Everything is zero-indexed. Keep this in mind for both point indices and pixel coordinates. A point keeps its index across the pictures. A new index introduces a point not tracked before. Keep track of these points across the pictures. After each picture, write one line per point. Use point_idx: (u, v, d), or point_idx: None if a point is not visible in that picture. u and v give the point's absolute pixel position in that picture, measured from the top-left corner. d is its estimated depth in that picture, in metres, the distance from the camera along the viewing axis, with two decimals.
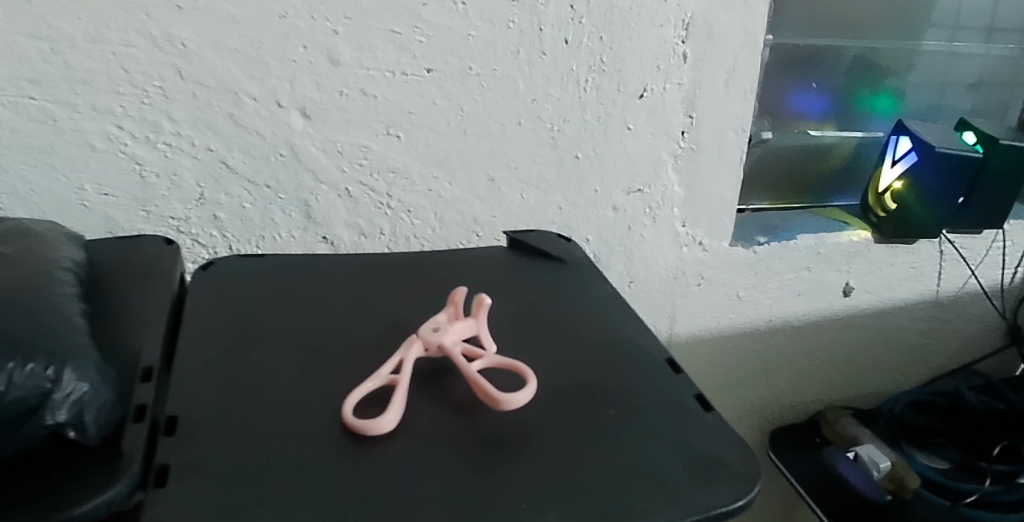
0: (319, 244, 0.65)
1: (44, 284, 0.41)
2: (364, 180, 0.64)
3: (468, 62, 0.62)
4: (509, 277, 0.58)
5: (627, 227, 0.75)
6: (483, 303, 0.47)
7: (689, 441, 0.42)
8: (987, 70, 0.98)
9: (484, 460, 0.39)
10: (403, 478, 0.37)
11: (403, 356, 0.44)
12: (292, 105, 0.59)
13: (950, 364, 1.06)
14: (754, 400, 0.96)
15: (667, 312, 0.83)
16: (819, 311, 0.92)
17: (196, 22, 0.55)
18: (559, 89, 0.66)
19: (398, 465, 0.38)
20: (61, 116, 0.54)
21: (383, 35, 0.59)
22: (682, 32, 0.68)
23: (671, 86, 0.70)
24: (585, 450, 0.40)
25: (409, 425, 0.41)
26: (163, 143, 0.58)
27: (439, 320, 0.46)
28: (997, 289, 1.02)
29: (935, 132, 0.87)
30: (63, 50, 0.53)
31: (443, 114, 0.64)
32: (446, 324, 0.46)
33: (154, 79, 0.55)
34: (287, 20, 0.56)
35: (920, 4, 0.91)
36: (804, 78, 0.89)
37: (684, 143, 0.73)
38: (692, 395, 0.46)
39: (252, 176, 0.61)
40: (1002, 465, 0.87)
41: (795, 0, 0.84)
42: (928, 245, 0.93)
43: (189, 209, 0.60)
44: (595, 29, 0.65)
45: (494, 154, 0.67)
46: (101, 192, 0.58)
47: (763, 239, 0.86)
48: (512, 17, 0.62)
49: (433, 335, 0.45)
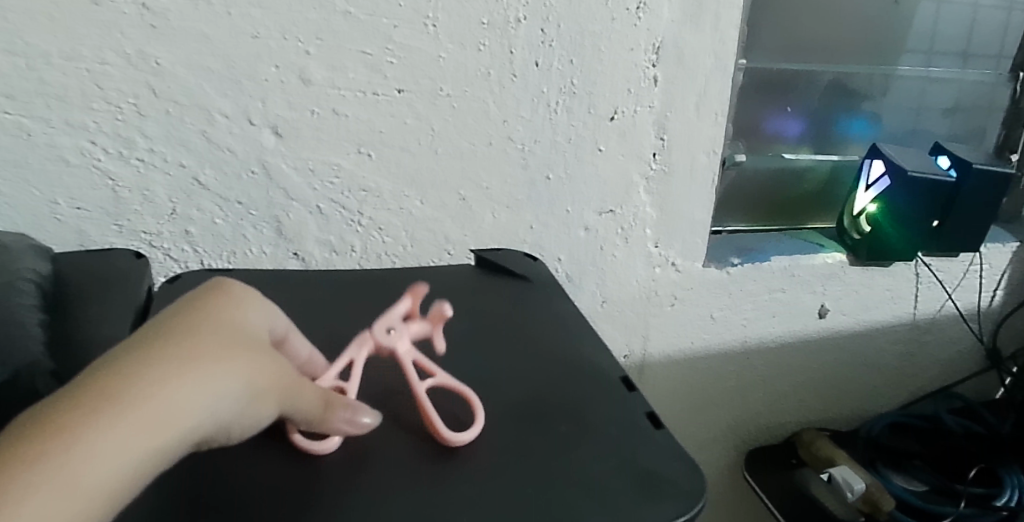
0: (290, 260, 0.66)
1: (5, 293, 0.42)
2: (335, 198, 0.65)
3: (440, 83, 0.64)
4: (475, 294, 0.58)
5: (599, 247, 0.76)
6: (442, 313, 0.45)
7: (639, 457, 0.43)
8: (963, 94, 1.00)
9: (432, 477, 0.40)
10: (348, 495, 0.38)
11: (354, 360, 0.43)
12: (264, 123, 0.60)
13: (928, 387, 1.07)
14: (730, 420, 0.97)
15: (640, 332, 0.83)
16: (795, 332, 0.93)
17: (169, 41, 0.56)
18: (530, 110, 0.67)
19: (346, 481, 0.39)
20: (35, 130, 0.55)
21: (355, 56, 0.60)
22: (652, 56, 0.69)
23: (642, 109, 0.71)
24: (530, 468, 0.41)
25: (362, 439, 0.42)
26: (136, 159, 0.59)
27: (396, 320, 0.44)
28: (975, 312, 1.02)
29: (909, 157, 0.88)
30: (38, 66, 0.54)
31: (414, 133, 0.65)
32: (402, 326, 0.45)
33: (128, 96, 0.57)
34: (259, 39, 0.58)
35: (895, 29, 0.92)
36: (781, 102, 0.90)
37: (656, 164, 0.74)
38: (644, 412, 0.46)
39: (224, 192, 0.62)
40: (977, 487, 0.88)
41: (771, 26, 0.86)
42: (904, 268, 0.94)
43: (162, 224, 0.61)
44: (566, 52, 0.66)
45: (465, 174, 0.68)
46: (74, 205, 0.58)
47: (737, 259, 0.86)
48: (483, 40, 0.63)
49: (387, 340, 0.44)
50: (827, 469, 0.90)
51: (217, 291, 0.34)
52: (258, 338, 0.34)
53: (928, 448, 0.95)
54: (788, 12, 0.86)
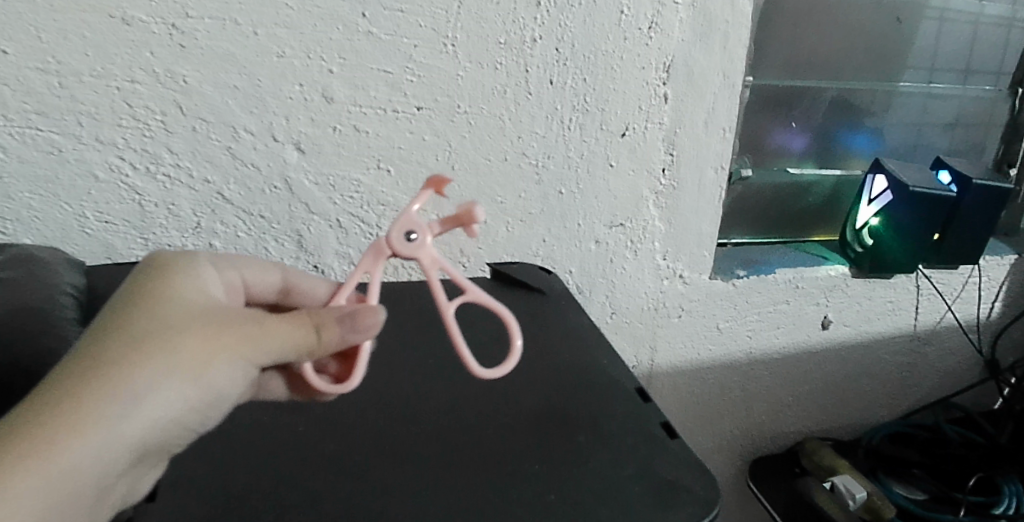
0: (310, 272, 0.68)
1: (48, 309, 0.43)
2: (354, 212, 0.66)
3: (457, 101, 0.65)
4: (492, 306, 0.60)
5: (609, 260, 0.78)
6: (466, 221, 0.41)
7: (655, 466, 0.44)
8: (964, 109, 1.02)
9: (460, 493, 0.41)
10: (380, 513, 0.40)
11: (371, 272, 0.43)
12: (287, 140, 0.62)
13: (929, 397, 1.08)
14: (734, 430, 0.98)
15: (648, 343, 0.85)
16: (798, 343, 0.95)
17: (197, 60, 0.57)
18: (544, 127, 0.69)
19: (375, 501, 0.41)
20: (66, 147, 0.57)
21: (376, 74, 0.62)
22: (663, 74, 0.71)
23: (652, 125, 0.73)
24: (552, 480, 0.42)
25: (391, 454, 0.44)
26: (163, 174, 0.60)
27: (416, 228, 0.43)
28: (975, 323, 1.04)
29: (911, 172, 0.90)
30: (70, 84, 0.55)
31: (432, 149, 0.66)
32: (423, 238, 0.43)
33: (156, 113, 0.58)
34: (284, 59, 0.59)
35: (898, 47, 0.94)
36: (785, 117, 0.92)
37: (665, 180, 0.76)
38: (658, 422, 0.48)
39: (247, 207, 0.63)
40: (977, 496, 0.90)
41: (777, 44, 0.87)
42: (905, 281, 0.96)
43: (186, 238, 0.63)
44: (579, 70, 0.68)
45: (481, 189, 0.69)
46: (101, 219, 0.60)
47: (743, 272, 0.88)
48: (499, 59, 0.65)
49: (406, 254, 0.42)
50: (829, 477, 0.92)
51: (167, 272, 0.40)
52: (200, 307, 0.38)
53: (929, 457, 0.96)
54: (794, 30, 0.88)
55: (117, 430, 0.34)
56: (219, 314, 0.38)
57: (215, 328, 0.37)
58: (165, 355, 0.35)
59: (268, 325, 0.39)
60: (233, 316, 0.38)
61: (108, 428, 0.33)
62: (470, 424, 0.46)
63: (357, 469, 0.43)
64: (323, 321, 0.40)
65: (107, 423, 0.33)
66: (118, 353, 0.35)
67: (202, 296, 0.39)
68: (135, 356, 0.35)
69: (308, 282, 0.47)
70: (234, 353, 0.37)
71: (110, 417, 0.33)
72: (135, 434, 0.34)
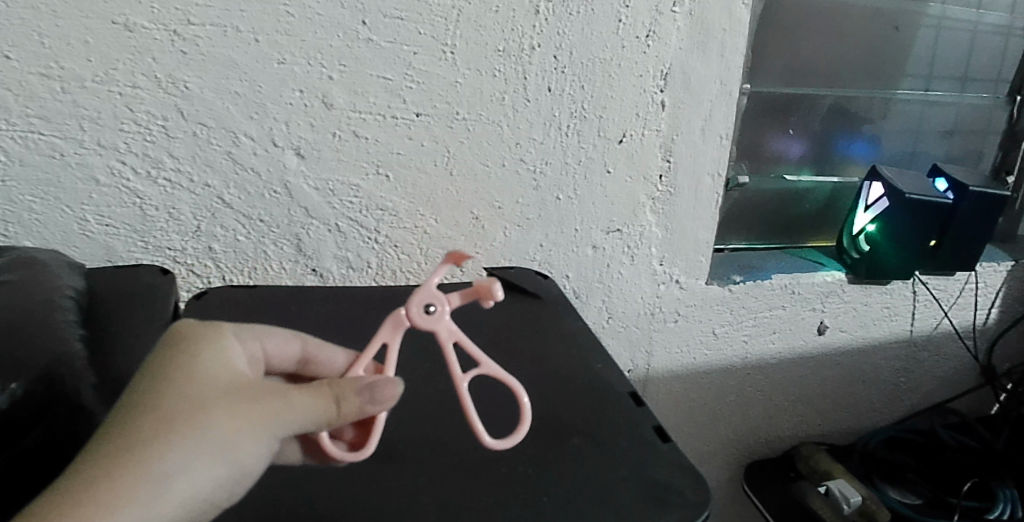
0: (309, 276, 0.68)
1: (50, 311, 0.44)
2: (353, 216, 0.67)
3: (456, 108, 0.66)
4: (489, 310, 0.61)
5: (605, 265, 0.78)
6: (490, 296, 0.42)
7: (646, 470, 0.45)
8: (962, 117, 1.02)
9: (449, 498, 0.42)
10: None
11: (389, 341, 0.43)
12: (287, 145, 0.63)
13: (924, 402, 1.09)
14: (730, 434, 0.99)
15: (644, 348, 0.86)
16: (794, 348, 0.95)
17: (198, 66, 0.58)
18: (542, 133, 0.70)
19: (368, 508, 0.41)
20: (68, 151, 0.58)
21: (375, 81, 0.63)
22: (660, 82, 0.72)
23: (650, 132, 0.74)
24: (543, 486, 0.43)
25: (385, 457, 0.44)
26: (164, 179, 0.61)
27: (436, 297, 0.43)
28: (971, 329, 1.05)
29: (907, 179, 0.90)
30: (72, 89, 0.56)
31: (430, 155, 0.67)
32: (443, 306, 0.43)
33: (157, 118, 0.59)
34: (285, 65, 0.60)
35: (895, 55, 0.95)
36: (783, 124, 0.93)
37: (662, 186, 0.77)
38: (651, 426, 0.49)
39: (247, 211, 0.64)
40: (971, 501, 0.90)
41: (774, 51, 0.88)
42: (901, 286, 0.96)
43: (186, 241, 0.63)
44: (577, 77, 0.69)
45: (479, 194, 0.70)
46: (102, 222, 0.61)
47: (739, 277, 0.89)
48: (498, 66, 0.66)
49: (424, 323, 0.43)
50: (823, 481, 0.92)
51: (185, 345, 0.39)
52: (227, 385, 0.38)
53: (923, 462, 0.97)
54: (792, 38, 0.88)
55: (149, 515, 0.33)
56: (247, 389, 0.38)
57: (245, 406, 0.37)
58: (199, 433, 0.35)
59: (295, 400, 0.39)
60: (261, 392, 0.38)
61: (140, 514, 0.33)
62: (462, 430, 0.47)
63: (351, 475, 0.43)
64: (343, 392, 0.40)
65: (139, 508, 0.33)
66: (149, 437, 0.34)
67: (232, 370, 0.39)
68: (166, 430, 0.35)
69: (329, 351, 0.45)
70: (261, 429, 0.37)
71: (142, 503, 0.33)
72: (167, 519, 0.34)
